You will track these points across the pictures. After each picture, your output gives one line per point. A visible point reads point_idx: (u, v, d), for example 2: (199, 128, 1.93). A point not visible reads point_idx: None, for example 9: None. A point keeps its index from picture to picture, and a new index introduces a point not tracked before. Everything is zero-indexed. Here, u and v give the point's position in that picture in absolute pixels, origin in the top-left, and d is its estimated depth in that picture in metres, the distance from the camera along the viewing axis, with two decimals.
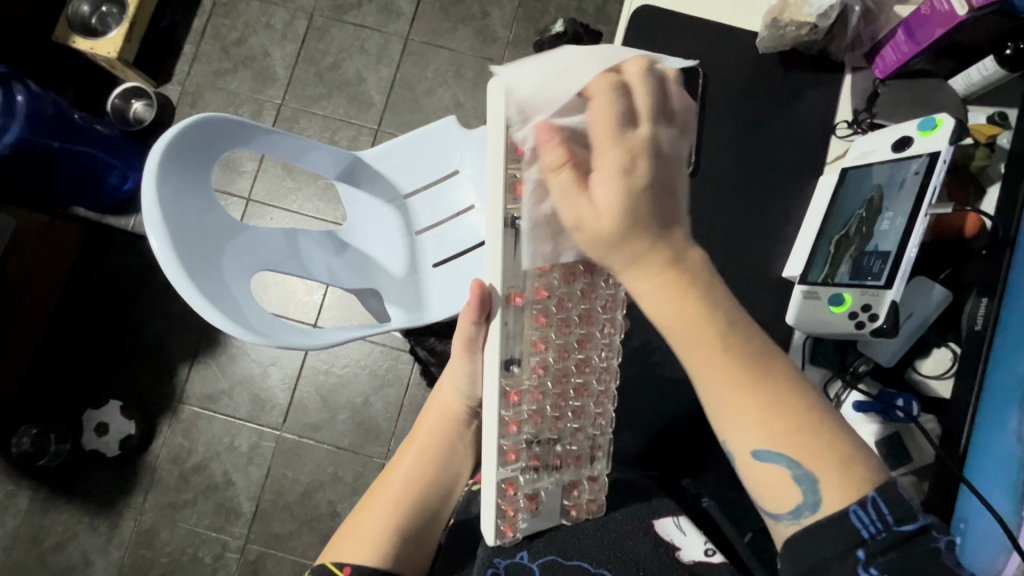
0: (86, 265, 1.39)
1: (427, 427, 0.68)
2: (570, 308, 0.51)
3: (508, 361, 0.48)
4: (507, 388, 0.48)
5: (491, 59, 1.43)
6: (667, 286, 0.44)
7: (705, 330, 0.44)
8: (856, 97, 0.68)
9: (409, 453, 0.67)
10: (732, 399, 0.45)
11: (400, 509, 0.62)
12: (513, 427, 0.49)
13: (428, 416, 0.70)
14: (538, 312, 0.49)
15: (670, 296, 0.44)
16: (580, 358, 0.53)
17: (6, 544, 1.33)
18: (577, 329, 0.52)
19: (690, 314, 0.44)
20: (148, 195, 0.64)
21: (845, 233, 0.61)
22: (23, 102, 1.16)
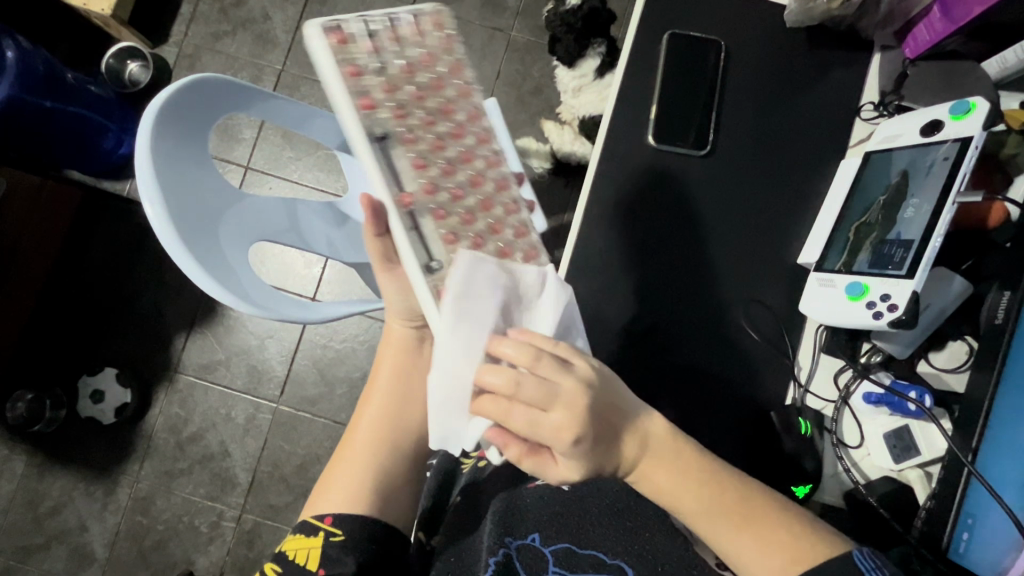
0: (80, 230, 1.36)
1: (387, 367, 0.64)
2: (457, 180, 0.54)
3: (428, 264, 0.50)
4: (438, 286, 0.50)
5: (500, 29, 1.38)
6: (655, 476, 0.47)
7: (692, 491, 0.47)
8: (884, 78, 0.66)
9: (375, 392, 0.64)
10: (730, 537, 0.47)
11: (373, 449, 0.61)
12: None
13: (385, 357, 0.65)
14: (440, 220, 0.51)
15: (672, 476, 0.47)
16: (498, 236, 0.54)
17: (3, 507, 1.33)
18: (474, 194, 0.54)
19: (678, 492, 0.47)
20: (142, 158, 0.61)
21: (865, 220, 0.59)
22: (13, 58, 1.12)
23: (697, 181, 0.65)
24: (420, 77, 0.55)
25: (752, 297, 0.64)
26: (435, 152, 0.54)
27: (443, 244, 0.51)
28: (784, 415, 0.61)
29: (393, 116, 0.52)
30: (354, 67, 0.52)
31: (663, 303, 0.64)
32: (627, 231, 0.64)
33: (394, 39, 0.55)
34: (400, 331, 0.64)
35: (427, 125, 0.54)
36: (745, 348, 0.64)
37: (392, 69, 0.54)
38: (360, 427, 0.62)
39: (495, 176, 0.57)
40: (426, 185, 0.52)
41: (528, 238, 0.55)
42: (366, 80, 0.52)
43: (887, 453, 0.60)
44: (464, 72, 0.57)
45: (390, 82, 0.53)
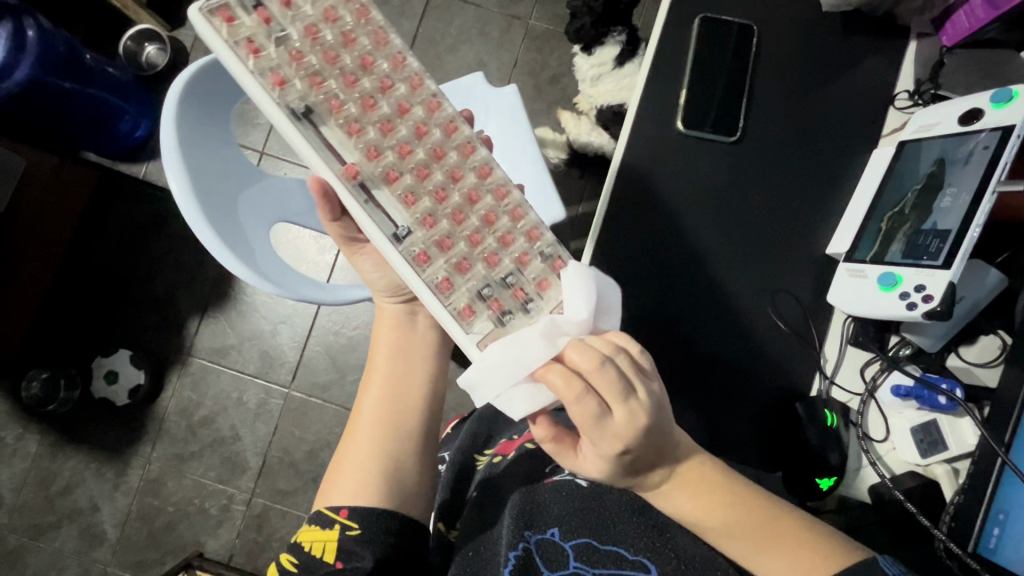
0: (96, 212, 1.36)
1: (384, 349, 0.64)
2: (400, 135, 0.51)
3: (395, 234, 0.50)
4: (412, 254, 0.50)
5: (519, 17, 1.37)
6: (686, 488, 0.51)
7: (726, 500, 0.51)
8: (920, 67, 0.64)
9: (374, 377, 0.63)
10: (759, 549, 0.49)
11: (381, 437, 0.60)
12: (446, 287, 0.50)
13: (381, 339, 0.65)
14: (405, 194, 0.50)
15: (698, 491, 0.51)
16: (459, 184, 0.51)
17: (15, 486, 1.35)
18: (423, 146, 0.51)
19: (714, 507, 0.51)
20: (167, 134, 0.61)
21: (899, 210, 0.58)
22: (34, 37, 1.10)
23: (724, 168, 0.64)
24: (325, 38, 0.50)
25: (779, 287, 0.63)
26: (367, 112, 0.50)
27: (405, 209, 0.50)
28: (809, 407, 0.60)
29: (310, 88, 0.49)
30: (254, 46, 0.48)
31: (688, 291, 0.63)
32: (652, 217, 0.63)
33: (287, 3, 0.49)
34: (390, 307, 0.66)
35: (350, 85, 0.50)
36: (770, 337, 0.63)
37: (295, 37, 0.49)
38: (363, 413, 0.61)
39: (440, 119, 0.52)
40: (372, 147, 0.50)
41: (492, 175, 0.53)
42: (270, 59, 0.48)
43: (914, 448, 0.59)
44: (371, 17, 0.51)
45: (297, 51, 0.49)
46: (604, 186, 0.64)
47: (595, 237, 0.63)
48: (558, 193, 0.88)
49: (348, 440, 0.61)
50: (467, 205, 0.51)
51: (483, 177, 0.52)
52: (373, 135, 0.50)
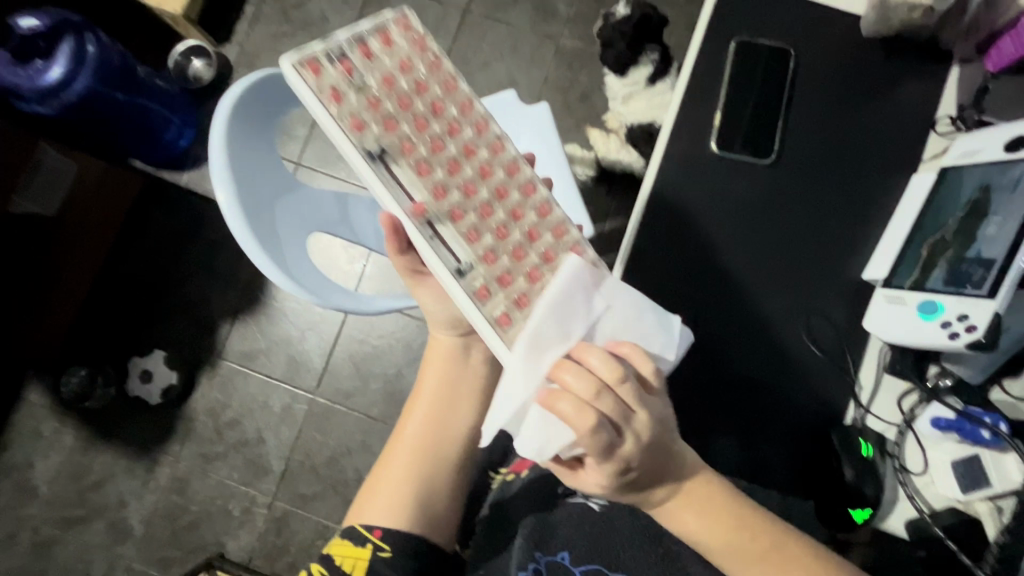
0: (138, 217, 1.42)
1: (432, 376, 0.66)
2: (465, 175, 0.53)
3: (458, 270, 0.51)
4: (474, 289, 0.51)
5: (550, 36, 1.39)
6: (692, 512, 0.50)
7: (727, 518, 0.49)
8: (962, 92, 0.63)
9: (419, 403, 0.65)
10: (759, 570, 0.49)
11: (417, 464, 0.62)
12: (505, 323, 0.50)
13: (431, 368, 0.66)
14: (469, 231, 0.52)
15: (703, 513, 0.49)
16: (519, 222, 0.53)
17: (50, 478, 1.39)
18: (485, 184, 0.53)
19: (719, 526, 0.49)
20: (216, 146, 0.64)
21: (940, 237, 0.57)
22: (93, 52, 1.17)
23: (759, 190, 0.63)
24: (402, 86, 0.52)
25: (813, 312, 0.62)
26: (436, 153, 0.52)
27: (468, 245, 0.51)
28: (844, 435, 0.58)
29: (384, 130, 0.52)
30: (335, 93, 0.51)
31: (719, 313, 0.63)
32: (685, 238, 0.63)
33: (366, 53, 0.52)
34: (446, 342, 0.66)
35: (419, 126, 0.52)
36: (804, 361, 0.61)
37: (372, 86, 0.52)
38: (404, 438, 0.64)
39: (502, 160, 0.54)
40: (440, 187, 0.52)
41: (552, 214, 0.54)
42: (348, 105, 0.51)
43: (955, 483, 0.57)
44: (443, 65, 0.54)
45: (373, 97, 0.52)
46: (636, 204, 0.64)
47: (625, 257, 0.63)
48: (587, 212, 0.88)
49: (384, 464, 0.63)
50: (528, 243, 0.53)
51: (544, 215, 0.54)
52: (441, 175, 0.52)
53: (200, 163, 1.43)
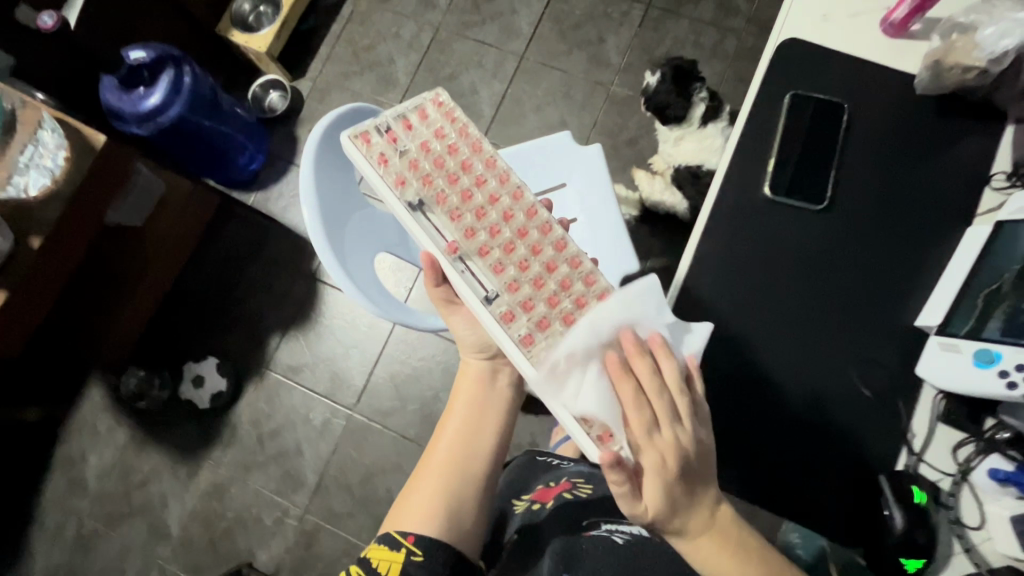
0: (211, 233, 1.53)
1: (463, 396, 0.70)
2: (490, 219, 0.60)
3: (485, 298, 0.58)
4: (500, 313, 0.57)
5: (601, 83, 1.46)
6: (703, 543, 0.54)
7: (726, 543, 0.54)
8: (1017, 149, 0.65)
9: (451, 417, 0.70)
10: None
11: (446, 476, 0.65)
12: (528, 344, 0.57)
13: (461, 388, 0.72)
14: (495, 266, 0.59)
15: (711, 539, 0.54)
16: (540, 257, 0.60)
17: (100, 474, 1.45)
18: (507, 225, 0.60)
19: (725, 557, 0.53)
20: (307, 167, 0.72)
21: (997, 288, 0.57)
22: (188, 83, 1.28)
23: (811, 235, 0.66)
24: (438, 149, 0.62)
25: (864, 356, 0.63)
26: (465, 202, 0.60)
27: (496, 277, 0.59)
28: (894, 479, 0.58)
29: (422, 185, 0.61)
30: (382, 160, 0.61)
31: (768, 352, 0.64)
32: (734, 277, 0.66)
33: (408, 125, 0.63)
34: (476, 365, 0.72)
35: (451, 180, 0.61)
36: (854, 403, 0.62)
37: (412, 148, 0.62)
38: (435, 452, 0.67)
39: (523, 205, 0.61)
40: (467, 228, 0.60)
41: (568, 249, 0.60)
42: (393, 169, 0.61)
43: (1015, 542, 0.56)
44: (471, 131, 0.63)
45: (413, 158, 0.61)
46: (688, 243, 0.67)
47: (676, 291, 0.65)
48: (631, 244, 0.93)
49: (417, 475, 0.66)
50: (548, 274, 0.59)
51: (561, 250, 0.60)
52: (468, 220, 0.60)
53: (267, 186, 1.54)
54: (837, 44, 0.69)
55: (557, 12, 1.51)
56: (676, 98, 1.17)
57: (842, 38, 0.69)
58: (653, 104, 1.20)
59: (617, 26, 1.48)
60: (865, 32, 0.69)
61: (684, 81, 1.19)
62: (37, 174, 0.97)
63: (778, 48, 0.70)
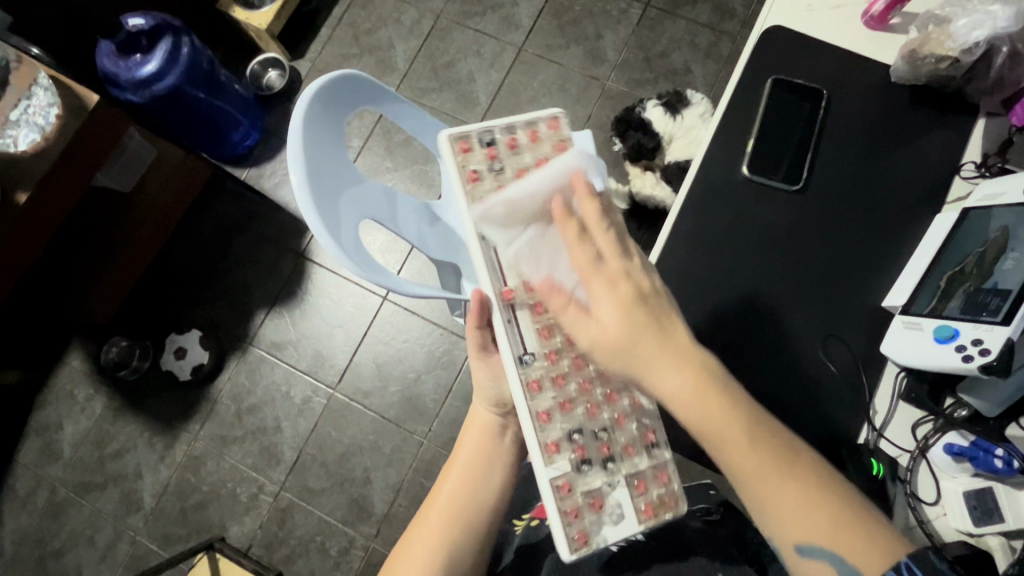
0: (200, 206, 1.53)
1: (468, 445, 0.70)
2: None
3: (522, 356, 0.59)
4: (529, 380, 0.59)
5: (597, 78, 1.48)
6: (692, 390, 0.50)
7: (728, 416, 0.49)
8: (987, 142, 0.67)
9: (458, 458, 0.70)
10: (768, 499, 0.48)
11: (446, 521, 0.65)
12: (544, 418, 0.58)
13: (467, 438, 0.71)
14: (542, 328, 0.60)
15: (707, 395, 0.50)
16: None
17: (75, 442, 1.44)
18: None
19: (713, 409, 0.49)
20: (295, 127, 0.70)
21: (960, 269, 0.59)
22: (186, 54, 1.28)
23: (787, 216, 0.67)
24: (533, 177, 0.64)
25: (831, 334, 0.64)
26: None
27: (538, 340, 0.60)
28: (854, 453, 0.61)
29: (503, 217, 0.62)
30: (472, 171, 0.62)
31: (742, 330, 0.65)
32: (711, 253, 0.67)
33: (512, 146, 0.64)
34: (483, 414, 0.71)
35: None
36: (819, 378, 0.63)
37: (507, 173, 0.63)
38: (439, 498, 0.67)
39: None
40: (527, 276, 0.61)
41: None
42: (483, 185, 0.62)
43: (966, 515, 0.59)
44: None
45: (506, 185, 0.62)
46: (667, 218, 0.68)
47: (651, 269, 0.67)
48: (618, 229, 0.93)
49: (420, 516, 0.67)
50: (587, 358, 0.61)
51: None
52: (532, 272, 0.62)
53: (260, 163, 1.54)
54: (820, 35, 0.71)
55: (557, 6, 1.53)
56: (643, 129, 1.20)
57: (824, 30, 0.71)
58: (627, 146, 1.22)
59: (615, 23, 1.50)
60: (846, 26, 0.71)
61: (642, 123, 1.20)
62: (26, 130, 0.97)
63: (762, 35, 0.71)
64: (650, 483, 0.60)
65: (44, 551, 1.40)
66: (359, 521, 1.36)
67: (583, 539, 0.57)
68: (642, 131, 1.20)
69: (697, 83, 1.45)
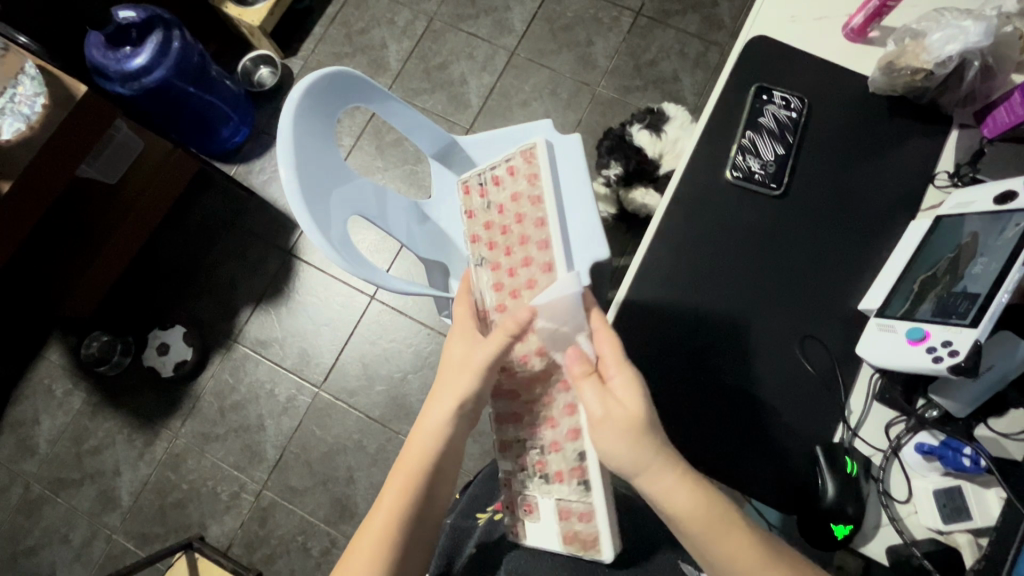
0: (185, 200, 1.51)
1: (417, 450, 0.60)
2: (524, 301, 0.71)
3: None
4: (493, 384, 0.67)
5: (588, 84, 1.50)
6: (683, 486, 0.52)
7: (713, 508, 0.52)
8: (959, 152, 0.69)
9: (405, 469, 0.59)
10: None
11: (389, 542, 0.57)
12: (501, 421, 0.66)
13: (417, 441, 0.60)
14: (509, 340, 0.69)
15: (686, 490, 0.52)
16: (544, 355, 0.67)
17: (52, 438, 1.41)
18: (527, 271, 0.72)
19: (700, 497, 0.52)
20: (286, 120, 0.70)
21: (932, 274, 0.61)
22: (177, 48, 1.27)
23: (768, 219, 0.69)
24: (509, 210, 0.75)
25: (808, 334, 0.67)
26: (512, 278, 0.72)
27: None
28: (830, 450, 0.62)
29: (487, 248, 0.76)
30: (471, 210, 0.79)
31: (720, 332, 0.67)
32: (694, 255, 0.69)
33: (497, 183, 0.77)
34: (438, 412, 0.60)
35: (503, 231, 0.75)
36: (797, 378, 0.66)
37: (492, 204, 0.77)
38: (381, 510, 0.58)
39: None
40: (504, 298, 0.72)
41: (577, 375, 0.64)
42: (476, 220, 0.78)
43: (937, 514, 0.60)
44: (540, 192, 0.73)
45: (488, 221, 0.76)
46: (652, 220, 0.70)
47: (633, 270, 0.69)
48: (604, 229, 0.94)
49: (363, 531, 0.58)
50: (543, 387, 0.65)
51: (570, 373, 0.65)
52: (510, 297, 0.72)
53: (250, 159, 1.53)
54: (804, 45, 0.73)
55: (549, 12, 1.55)
56: (632, 154, 1.15)
57: (806, 40, 0.73)
58: (624, 168, 1.15)
59: (607, 30, 1.53)
60: (828, 38, 0.73)
61: (621, 148, 1.17)
62: (11, 118, 0.95)
63: (748, 44, 0.73)
64: (576, 514, 0.61)
65: (18, 549, 1.37)
66: (342, 520, 1.35)
67: (516, 532, 0.64)
68: (635, 155, 1.15)
69: (686, 91, 1.47)
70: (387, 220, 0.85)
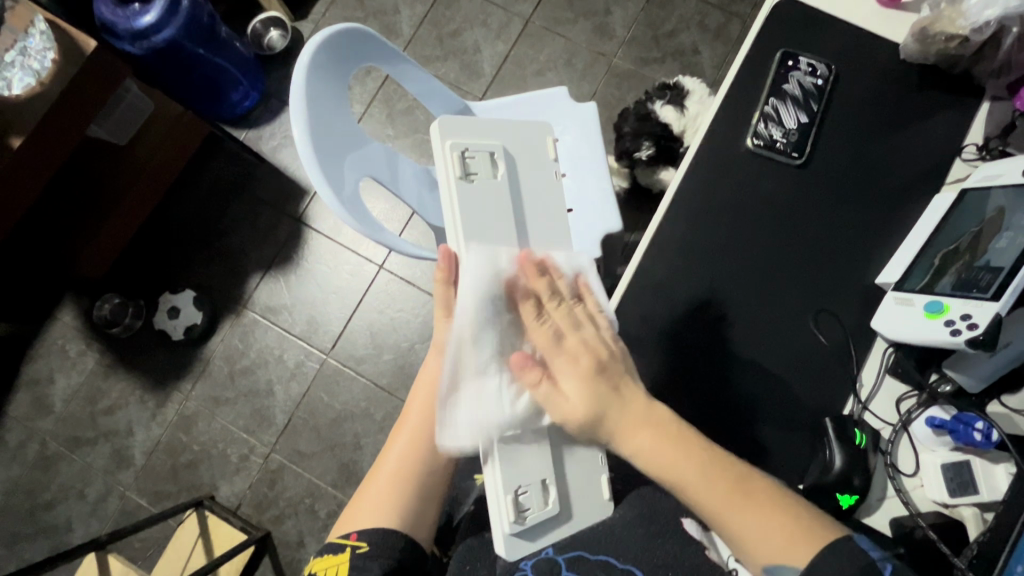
0: (195, 164, 1.51)
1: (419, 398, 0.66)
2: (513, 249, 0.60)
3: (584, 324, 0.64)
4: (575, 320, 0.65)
5: (604, 55, 1.47)
6: (660, 445, 0.52)
7: (692, 452, 0.51)
8: (989, 125, 0.67)
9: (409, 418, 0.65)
10: (749, 519, 0.48)
11: (401, 484, 0.62)
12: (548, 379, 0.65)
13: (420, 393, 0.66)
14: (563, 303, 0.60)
15: (649, 434, 0.52)
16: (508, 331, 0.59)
17: (67, 396, 1.44)
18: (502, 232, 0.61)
19: (670, 451, 0.51)
20: (298, 79, 0.68)
21: (954, 248, 0.60)
22: (186, 6, 1.25)
23: (787, 189, 0.68)
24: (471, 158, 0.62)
25: (823, 308, 0.66)
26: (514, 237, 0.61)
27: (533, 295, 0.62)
28: (840, 424, 0.62)
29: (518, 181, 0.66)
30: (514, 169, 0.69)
31: (735, 302, 0.67)
32: (711, 223, 0.68)
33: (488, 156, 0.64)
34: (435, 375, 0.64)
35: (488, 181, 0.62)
36: (810, 351, 0.65)
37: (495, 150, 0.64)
38: (391, 454, 0.64)
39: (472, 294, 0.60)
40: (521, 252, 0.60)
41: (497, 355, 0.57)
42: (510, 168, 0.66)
43: (944, 487, 0.60)
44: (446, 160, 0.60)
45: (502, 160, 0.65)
46: (669, 188, 0.69)
47: (648, 238, 0.68)
48: (617, 200, 0.92)
49: (373, 474, 0.64)
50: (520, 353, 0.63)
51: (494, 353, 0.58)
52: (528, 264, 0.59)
53: (259, 125, 1.52)
54: (833, 10, 0.71)
55: None
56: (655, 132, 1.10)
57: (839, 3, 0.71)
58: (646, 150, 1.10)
59: None
60: (860, 3, 0.71)
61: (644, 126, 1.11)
62: (22, 72, 0.94)
63: (774, 8, 0.71)
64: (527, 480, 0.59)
65: (34, 503, 1.41)
66: (348, 484, 1.37)
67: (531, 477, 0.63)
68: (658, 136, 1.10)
69: (705, 65, 1.44)
70: (399, 185, 0.84)
